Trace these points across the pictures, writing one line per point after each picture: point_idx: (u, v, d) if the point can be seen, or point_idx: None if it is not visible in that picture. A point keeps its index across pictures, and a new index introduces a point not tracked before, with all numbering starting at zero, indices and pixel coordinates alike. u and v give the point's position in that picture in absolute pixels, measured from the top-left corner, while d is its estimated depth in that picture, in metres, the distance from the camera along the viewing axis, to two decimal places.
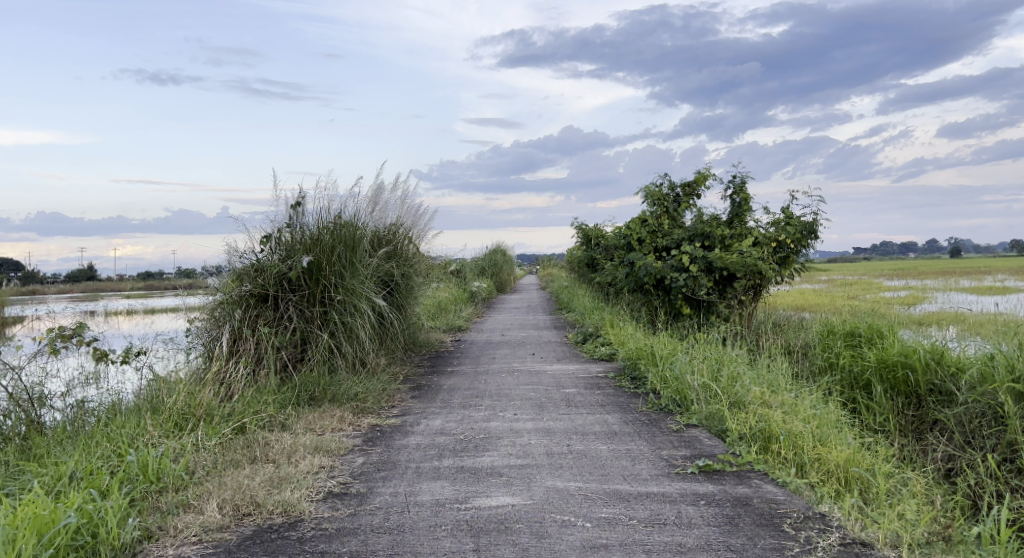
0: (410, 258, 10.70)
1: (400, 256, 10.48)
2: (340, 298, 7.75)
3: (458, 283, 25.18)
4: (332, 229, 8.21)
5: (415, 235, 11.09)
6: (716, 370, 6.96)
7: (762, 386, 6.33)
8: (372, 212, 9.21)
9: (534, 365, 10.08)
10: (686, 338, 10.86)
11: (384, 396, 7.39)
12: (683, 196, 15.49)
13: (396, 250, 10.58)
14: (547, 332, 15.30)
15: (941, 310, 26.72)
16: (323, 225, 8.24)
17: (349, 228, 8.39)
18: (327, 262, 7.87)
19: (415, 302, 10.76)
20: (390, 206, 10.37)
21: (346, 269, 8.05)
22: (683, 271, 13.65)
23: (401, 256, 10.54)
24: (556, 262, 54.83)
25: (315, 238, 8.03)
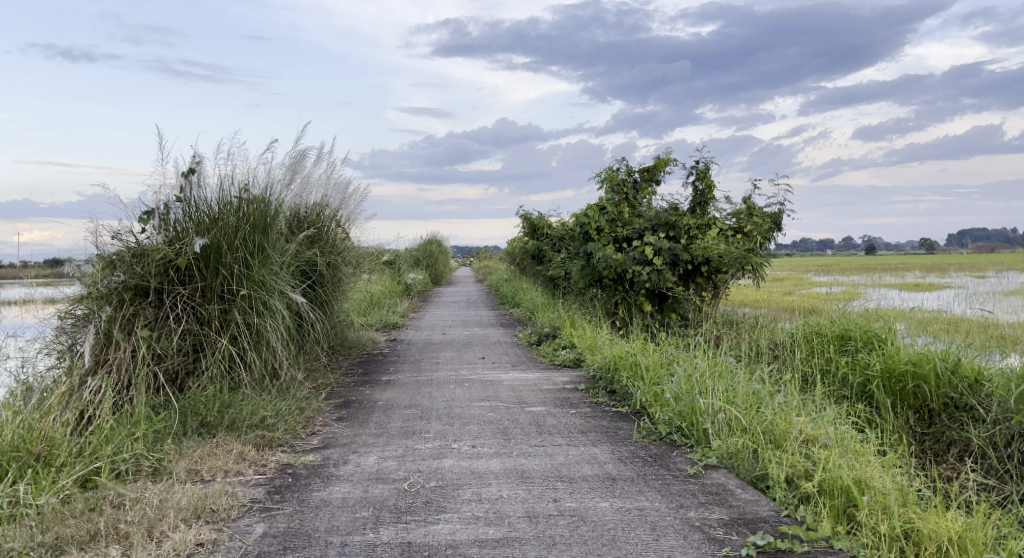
0: (337, 245, 8.99)
1: (324, 241, 8.76)
2: (244, 293, 6.04)
3: (392, 276, 23.40)
4: (236, 205, 6.46)
5: (342, 218, 9.37)
6: (727, 388, 5.57)
7: (794, 414, 4.96)
8: (292, 186, 7.44)
9: (485, 373, 8.53)
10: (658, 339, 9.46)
11: (300, 420, 5.72)
12: (642, 182, 14.14)
13: (320, 234, 8.85)
14: (495, 330, 13.74)
15: (881, 304, 26.31)
16: (224, 200, 6.47)
17: (259, 204, 6.64)
18: (228, 248, 6.16)
19: (342, 297, 9.06)
20: (312, 181, 8.62)
21: (254, 256, 6.35)
22: (647, 263, 12.27)
23: (326, 243, 8.81)
24: (492, 255, 53.40)
25: (215, 215, 6.28)
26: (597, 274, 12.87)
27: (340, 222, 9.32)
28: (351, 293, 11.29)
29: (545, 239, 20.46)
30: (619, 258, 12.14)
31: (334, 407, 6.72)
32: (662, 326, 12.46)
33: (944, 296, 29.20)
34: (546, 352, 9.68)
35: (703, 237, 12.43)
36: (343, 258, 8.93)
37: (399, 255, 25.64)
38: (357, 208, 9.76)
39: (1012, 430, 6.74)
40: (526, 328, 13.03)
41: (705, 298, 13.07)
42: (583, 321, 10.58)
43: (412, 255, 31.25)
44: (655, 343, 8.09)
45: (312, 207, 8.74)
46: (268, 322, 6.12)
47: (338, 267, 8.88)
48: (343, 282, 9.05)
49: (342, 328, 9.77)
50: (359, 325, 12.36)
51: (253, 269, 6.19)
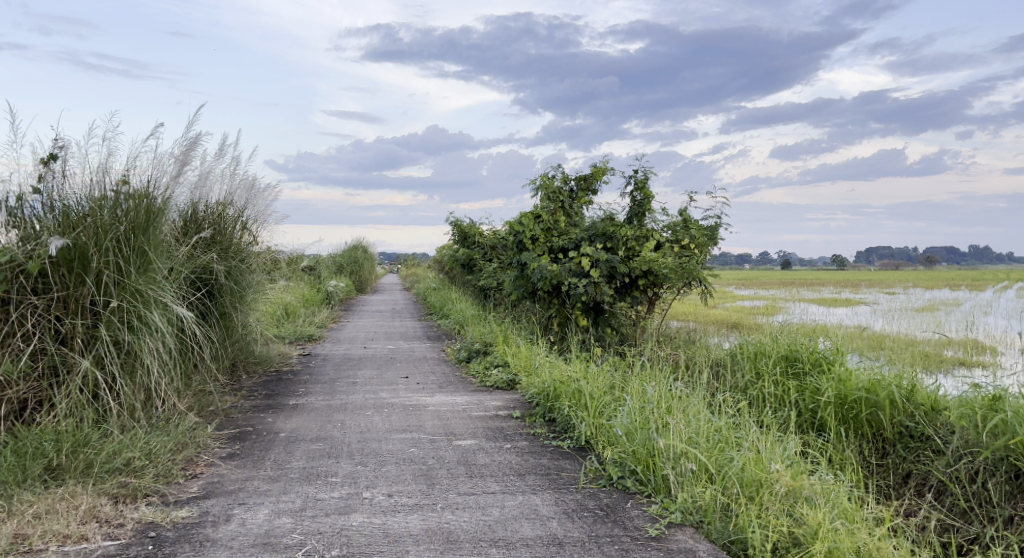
0: (239, 249, 8.00)
1: (224, 246, 7.74)
2: (114, 306, 5.00)
3: (312, 283, 22.19)
4: (110, 200, 5.39)
5: (246, 219, 8.37)
6: (685, 422, 4.84)
7: (769, 454, 4.38)
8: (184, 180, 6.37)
9: (408, 396, 7.66)
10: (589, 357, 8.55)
11: (178, 461, 4.73)
12: (578, 191, 13.46)
13: (221, 236, 7.80)
14: (420, 345, 12.85)
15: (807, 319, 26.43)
16: (94, 192, 5.41)
17: (140, 198, 5.54)
18: (96, 250, 5.10)
19: (243, 309, 8.03)
20: (210, 175, 7.62)
21: (131, 261, 5.27)
22: (583, 276, 11.58)
23: (227, 248, 7.80)
24: (419, 263, 52.27)
25: (81, 212, 5.21)
26: (531, 286, 12.16)
27: (244, 224, 8.31)
28: (260, 304, 10.24)
29: (476, 247, 19.64)
30: (554, 269, 11.43)
31: (225, 441, 5.73)
32: (598, 342, 11.76)
33: (865, 311, 29.61)
34: (478, 372, 8.85)
35: (642, 249, 11.83)
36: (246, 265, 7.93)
37: (320, 260, 24.38)
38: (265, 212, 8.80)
39: (977, 465, 6.10)
40: (454, 343, 12.16)
41: (642, 313, 12.46)
42: (516, 337, 9.80)
43: (335, 261, 29.93)
44: (596, 365, 7.34)
45: (212, 206, 7.72)
46: (146, 339, 5.10)
47: (237, 274, 7.87)
48: (243, 292, 8.04)
49: (243, 344, 8.71)
50: (270, 338, 11.27)
51: (130, 275, 5.18)
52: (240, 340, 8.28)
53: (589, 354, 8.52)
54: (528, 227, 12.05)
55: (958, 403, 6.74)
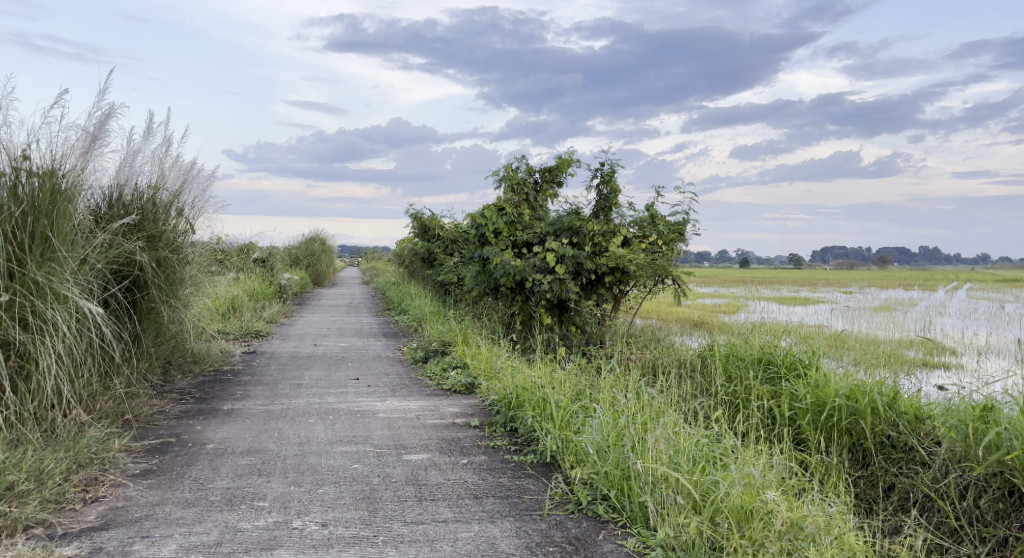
0: (168, 239, 7.37)
1: (155, 234, 7.15)
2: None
3: (264, 276, 21.35)
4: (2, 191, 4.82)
5: (178, 206, 7.73)
6: (662, 436, 4.29)
7: (771, 478, 3.85)
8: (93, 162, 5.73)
9: (356, 401, 7.05)
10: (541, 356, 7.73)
11: (72, 485, 4.12)
12: (542, 183, 12.90)
13: (149, 224, 7.18)
14: (375, 343, 12.20)
15: (770, 317, 26.23)
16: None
17: (40, 190, 4.97)
18: None
19: (178, 303, 7.45)
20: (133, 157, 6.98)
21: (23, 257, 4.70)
22: (548, 272, 11.06)
23: (158, 236, 7.22)
24: (378, 256, 51.33)
25: None
26: (493, 282, 11.59)
27: (179, 210, 7.74)
28: (201, 299, 9.55)
29: (436, 241, 19.01)
30: (517, 265, 10.88)
31: (143, 455, 5.08)
32: (563, 341, 11.23)
33: (825, 311, 29.56)
34: (436, 375, 8.25)
35: (610, 245, 11.33)
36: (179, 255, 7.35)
37: (274, 253, 23.53)
38: (204, 197, 8.21)
39: (969, 480, 5.43)
40: (410, 341, 11.56)
41: (608, 311, 11.96)
42: (476, 337, 9.24)
43: (291, 253, 29.02)
44: (561, 368, 6.79)
45: (136, 191, 7.12)
46: (43, 340, 4.64)
47: (168, 265, 7.29)
48: (177, 284, 7.46)
49: (180, 341, 8.12)
50: (212, 335, 10.55)
51: (26, 265, 4.71)
52: (176, 338, 7.70)
53: (555, 357, 8.00)
54: (491, 220, 11.48)
55: (942, 407, 6.12)
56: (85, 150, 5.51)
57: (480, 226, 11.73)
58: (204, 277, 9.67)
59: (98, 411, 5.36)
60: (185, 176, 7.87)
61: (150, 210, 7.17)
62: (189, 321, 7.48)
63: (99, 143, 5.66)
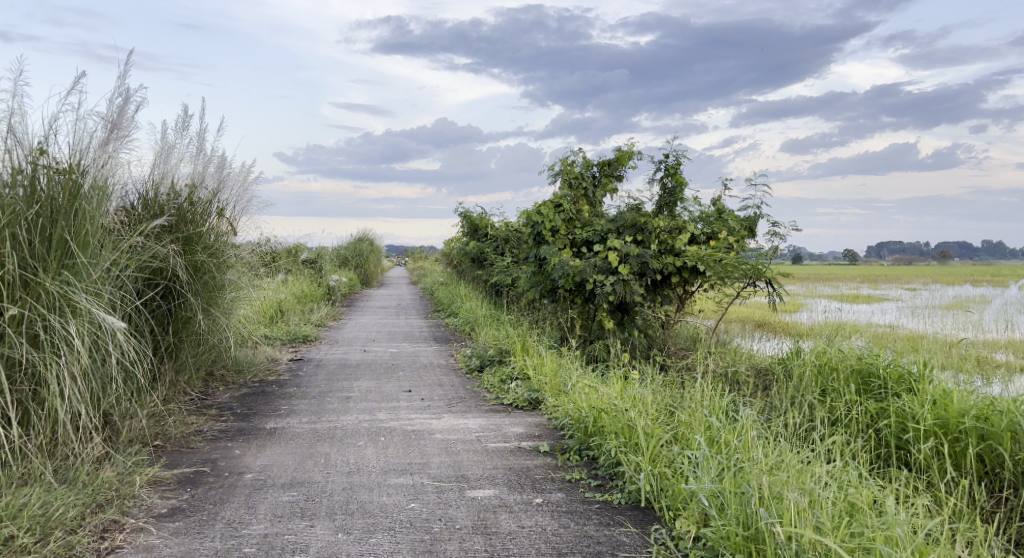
0: (207, 241, 6.82)
1: (192, 236, 6.62)
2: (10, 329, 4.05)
3: (313, 278, 20.98)
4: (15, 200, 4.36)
5: (217, 205, 7.18)
6: (797, 481, 3.51)
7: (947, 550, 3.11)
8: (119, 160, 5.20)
9: (410, 419, 6.38)
10: (612, 371, 6.94)
11: (82, 537, 3.61)
12: (601, 177, 12.07)
13: (186, 226, 6.63)
14: (427, 349, 11.53)
15: (834, 316, 24.96)
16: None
17: (53, 196, 4.49)
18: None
19: (218, 310, 6.92)
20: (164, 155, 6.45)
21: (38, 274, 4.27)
22: (610, 272, 10.25)
23: (197, 238, 6.70)
24: (426, 256, 50.98)
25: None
26: (551, 284, 10.81)
27: (221, 210, 7.24)
28: (245, 305, 9.00)
29: (487, 240, 18.35)
30: (579, 265, 10.11)
31: (173, 489, 4.47)
32: (627, 346, 10.44)
33: (892, 308, 28.09)
34: (494, 389, 7.55)
35: (677, 242, 10.50)
36: (219, 258, 6.82)
37: (322, 253, 23.16)
38: (248, 195, 7.70)
39: None
40: (464, 347, 10.88)
41: (673, 313, 11.14)
42: (537, 345, 8.52)
43: (339, 253, 28.66)
44: (638, 385, 6.02)
45: (170, 191, 6.61)
46: (56, 359, 4.13)
47: (207, 270, 6.75)
48: (217, 290, 6.93)
49: (222, 350, 7.60)
50: (257, 342, 10.02)
51: (39, 272, 4.23)
52: (218, 348, 7.18)
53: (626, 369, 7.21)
54: (549, 217, 10.71)
55: None
56: (108, 140, 5.00)
57: (537, 223, 10.94)
58: (249, 281, 9.16)
59: (124, 438, 4.79)
60: (225, 174, 7.36)
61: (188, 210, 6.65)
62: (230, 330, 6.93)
63: (123, 134, 5.15)
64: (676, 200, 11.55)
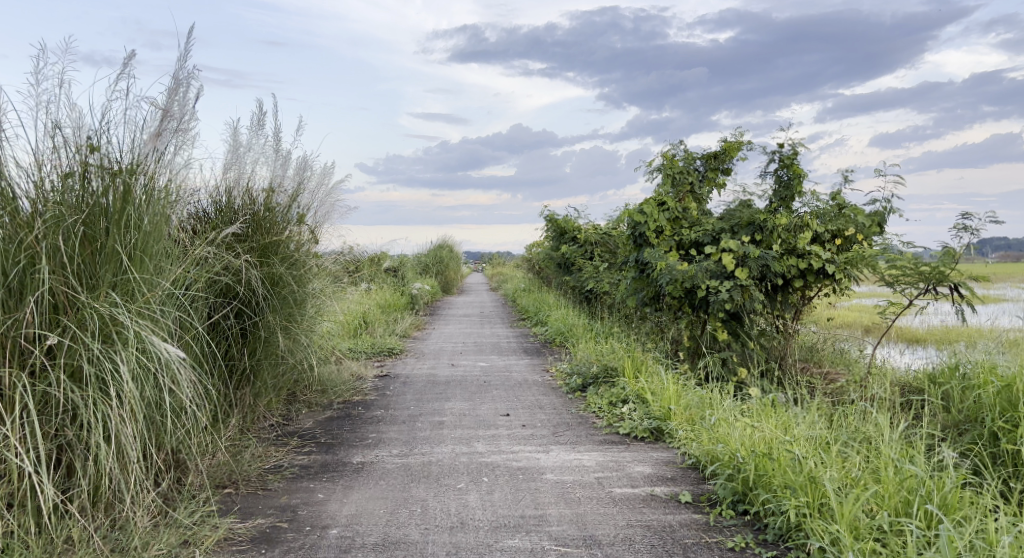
0: (284, 250, 6.12)
1: (268, 245, 5.94)
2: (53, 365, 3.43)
3: (395, 287, 20.48)
4: (54, 209, 3.72)
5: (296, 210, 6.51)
6: None
7: None
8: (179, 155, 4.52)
9: (514, 453, 5.51)
10: (744, 398, 5.93)
11: None
12: (707, 171, 10.98)
13: (260, 233, 5.95)
14: (519, 362, 10.66)
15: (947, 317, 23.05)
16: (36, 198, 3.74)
17: (100, 204, 3.84)
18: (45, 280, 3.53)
19: (299, 327, 6.24)
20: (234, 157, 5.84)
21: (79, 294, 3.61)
22: (724, 277, 9.18)
23: (275, 247, 6.04)
24: (506, 262, 50.43)
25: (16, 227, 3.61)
26: (656, 291, 9.75)
27: (302, 216, 6.59)
28: (327, 318, 8.31)
29: (574, 244, 17.44)
30: (691, 269, 9.06)
31: (247, 549, 3.71)
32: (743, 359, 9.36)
33: (1010, 309, 25.86)
34: (605, 413, 6.62)
35: (799, 242, 9.38)
36: (298, 268, 6.14)
37: (404, 261, 22.68)
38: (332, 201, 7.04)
39: None
40: (559, 360, 9.98)
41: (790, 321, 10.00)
42: (649, 360, 7.54)
43: (420, 261, 28.18)
44: (786, 416, 5.01)
45: (242, 196, 5.96)
46: (103, 400, 3.44)
47: (286, 283, 6.06)
48: (298, 304, 6.26)
49: (304, 370, 6.92)
50: (340, 357, 9.33)
51: (81, 291, 3.59)
52: (299, 368, 6.50)
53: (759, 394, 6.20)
54: (653, 216, 9.66)
55: None
56: (162, 132, 4.32)
57: (638, 223, 9.90)
58: (332, 294, 8.47)
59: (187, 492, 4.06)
60: (306, 177, 6.73)
61: (266, 215, 5.99)
62: (314, 349, 6.24)
63: (178, 124, 4.47)
64: (794, 196, 10.32)
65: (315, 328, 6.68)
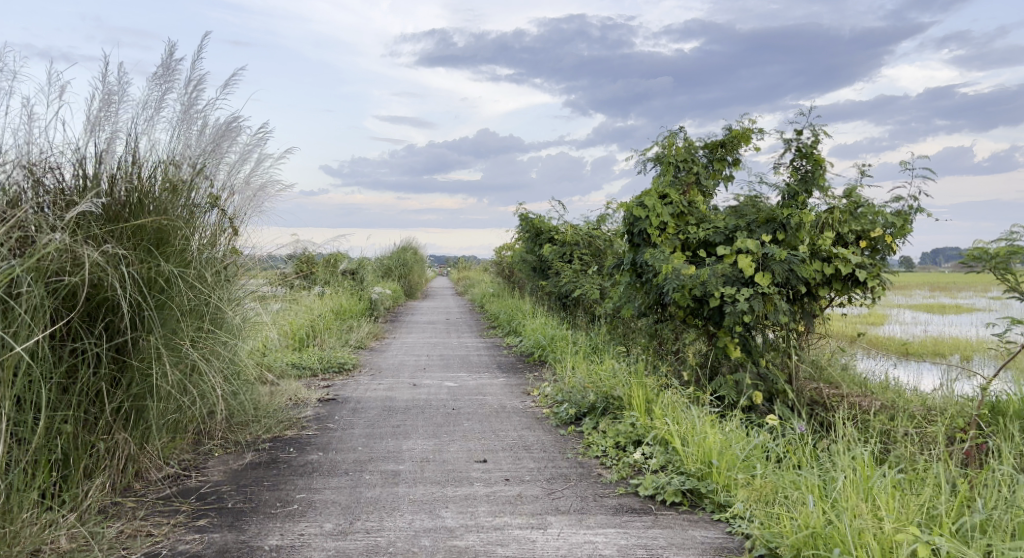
0: (175, 240, 4.47)
1: (149, 235, 4.31)
2: None
3: (353, 290, 18.75)
4: None
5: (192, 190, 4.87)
6: None
7: None
8: None
9: (499, 531, 3.90)
10: (813, 462, 4.43)
11: None
12: (713, 161, 9.48)
13: (138, 214, 4.30)
14: (493, 383, 9.01)
15: (935, 328, 21.96)
16: None
17: None
18: None
19: (193, 347, 4.60)
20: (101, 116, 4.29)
21: None
22: (741, 283, 7.67)
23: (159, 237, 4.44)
24: (471, 267, 48.88)
25: None
26: (658, 299, 8.18)
27: (213, 197, 5.22)
28: (251, 331, 6.58)
29: (550, 246, 15.91)
30: (705, 274, 7.55)
31: None
32: (760, 381, 7.91)
33: (994, 319, 24.93)
34: (614, 464, 5.05)
35: (824, 243, 7.90)
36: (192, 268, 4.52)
37: (365, 263, 20.96)
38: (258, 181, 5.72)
39: None
40: (542, 381, 8.36)
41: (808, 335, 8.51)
42: (658, 390, 6.00)
43: (381, 263, 26.29)
44: (877, 497, 3.57)
45: (114, 166, 4.35)
46: None
47: (178, 287, 4.41)
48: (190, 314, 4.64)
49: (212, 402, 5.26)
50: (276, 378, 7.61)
51: None
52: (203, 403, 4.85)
53: (821, 454, 4.69)
54: (656, 210, 8.12)
55: None
56: None
57: (638, 217, 8.34)
58: (258, 302, 6.73)
59: None
60: (218, 147, 5.15)
61: (147, 194, 4.40)
62: (221, 378, 4.60)
63: None
64: (814, 187, 8.83)
65: (223, 348, 5.02)
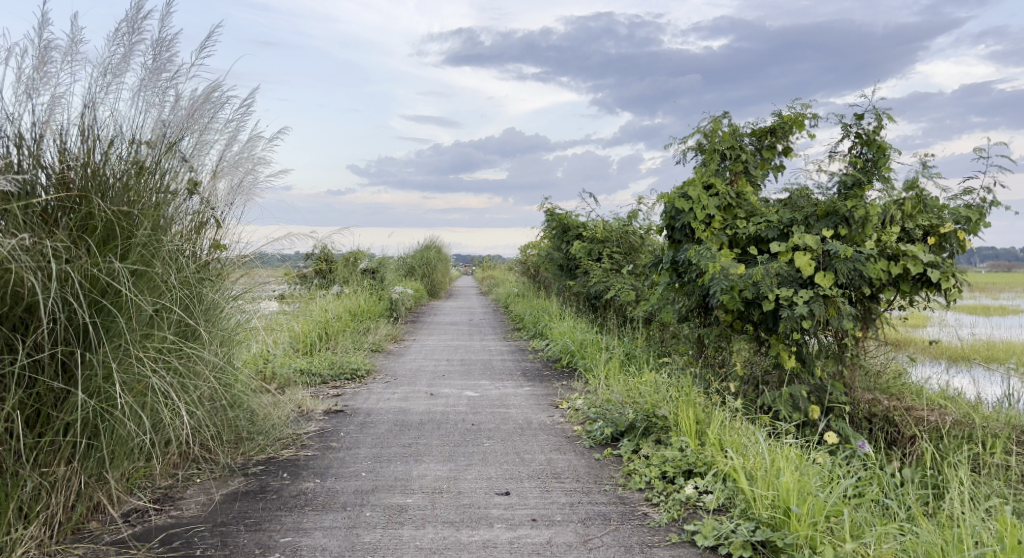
0: (128, 232, 3.93)
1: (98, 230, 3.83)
2: None
3: (374, 290, 18.03)
4: None
5: (158, 173, 4.21)
6: None
7: None
8: None
9: None
10: (917, 528, 3.57)
11: None
12: (762, 150, 8.57)
13: (84, 206, 3.81)
14: (518, 393, 8.21)
15: (986, 332, 20.74)
16: None
17: None
18: None
19: (154, 361, 3.95)
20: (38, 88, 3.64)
21: None
22: (797, 284, 6.80)
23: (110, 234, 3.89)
24: (497, 266, 48.07)
25: None
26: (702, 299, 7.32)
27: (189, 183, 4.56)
28: (244, 339, 5.83)
29: (579, 244, 15.07)
30: (759, 274, 6.70)
31: None
32: (815, 394, 7.04)
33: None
34: (662, 501, 4.22)
35: (892, 240, 7.00)
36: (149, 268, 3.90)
37: (386, 262, 20.24)
38: (243, 166, 5.10)
39: None
40: (572, 393, 7.53)
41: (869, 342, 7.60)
42: (706, 409, 5.16)
43: (404, 261, 25.58)
44: None
45: (58, 155, 3.84)
46: None
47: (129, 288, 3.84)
48: (149, 320, 4.04)
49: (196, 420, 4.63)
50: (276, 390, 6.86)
51: None
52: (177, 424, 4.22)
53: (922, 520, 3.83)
54: (702, 202, 7.25)
55: None
56: None
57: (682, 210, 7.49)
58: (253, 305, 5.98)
59: None
60: (195, 123, 4.44)
61: (95, 182, 3.85)
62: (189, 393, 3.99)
63: None
64: (875, 176, 7.95)
65: (197, 359, 4.32)
